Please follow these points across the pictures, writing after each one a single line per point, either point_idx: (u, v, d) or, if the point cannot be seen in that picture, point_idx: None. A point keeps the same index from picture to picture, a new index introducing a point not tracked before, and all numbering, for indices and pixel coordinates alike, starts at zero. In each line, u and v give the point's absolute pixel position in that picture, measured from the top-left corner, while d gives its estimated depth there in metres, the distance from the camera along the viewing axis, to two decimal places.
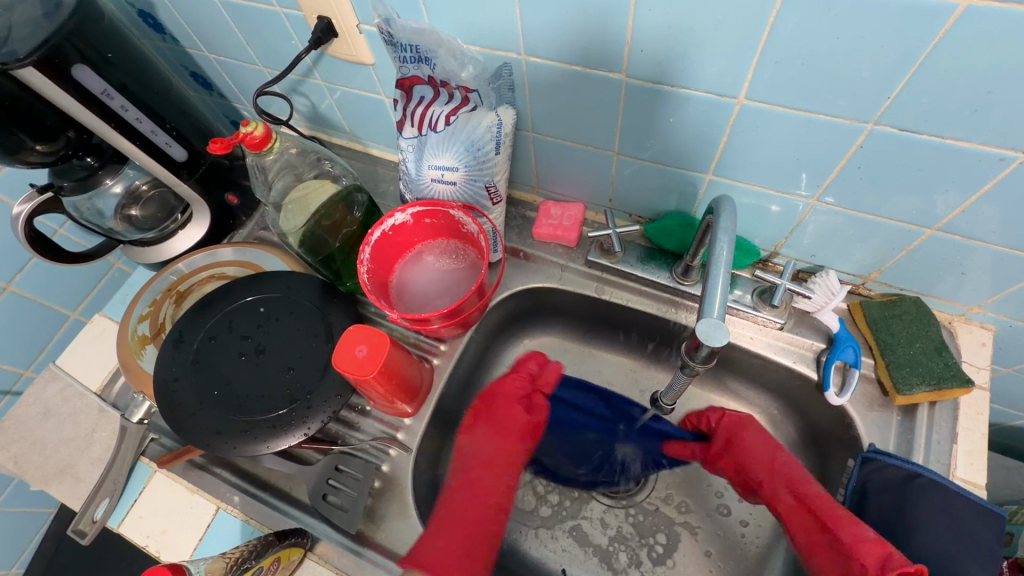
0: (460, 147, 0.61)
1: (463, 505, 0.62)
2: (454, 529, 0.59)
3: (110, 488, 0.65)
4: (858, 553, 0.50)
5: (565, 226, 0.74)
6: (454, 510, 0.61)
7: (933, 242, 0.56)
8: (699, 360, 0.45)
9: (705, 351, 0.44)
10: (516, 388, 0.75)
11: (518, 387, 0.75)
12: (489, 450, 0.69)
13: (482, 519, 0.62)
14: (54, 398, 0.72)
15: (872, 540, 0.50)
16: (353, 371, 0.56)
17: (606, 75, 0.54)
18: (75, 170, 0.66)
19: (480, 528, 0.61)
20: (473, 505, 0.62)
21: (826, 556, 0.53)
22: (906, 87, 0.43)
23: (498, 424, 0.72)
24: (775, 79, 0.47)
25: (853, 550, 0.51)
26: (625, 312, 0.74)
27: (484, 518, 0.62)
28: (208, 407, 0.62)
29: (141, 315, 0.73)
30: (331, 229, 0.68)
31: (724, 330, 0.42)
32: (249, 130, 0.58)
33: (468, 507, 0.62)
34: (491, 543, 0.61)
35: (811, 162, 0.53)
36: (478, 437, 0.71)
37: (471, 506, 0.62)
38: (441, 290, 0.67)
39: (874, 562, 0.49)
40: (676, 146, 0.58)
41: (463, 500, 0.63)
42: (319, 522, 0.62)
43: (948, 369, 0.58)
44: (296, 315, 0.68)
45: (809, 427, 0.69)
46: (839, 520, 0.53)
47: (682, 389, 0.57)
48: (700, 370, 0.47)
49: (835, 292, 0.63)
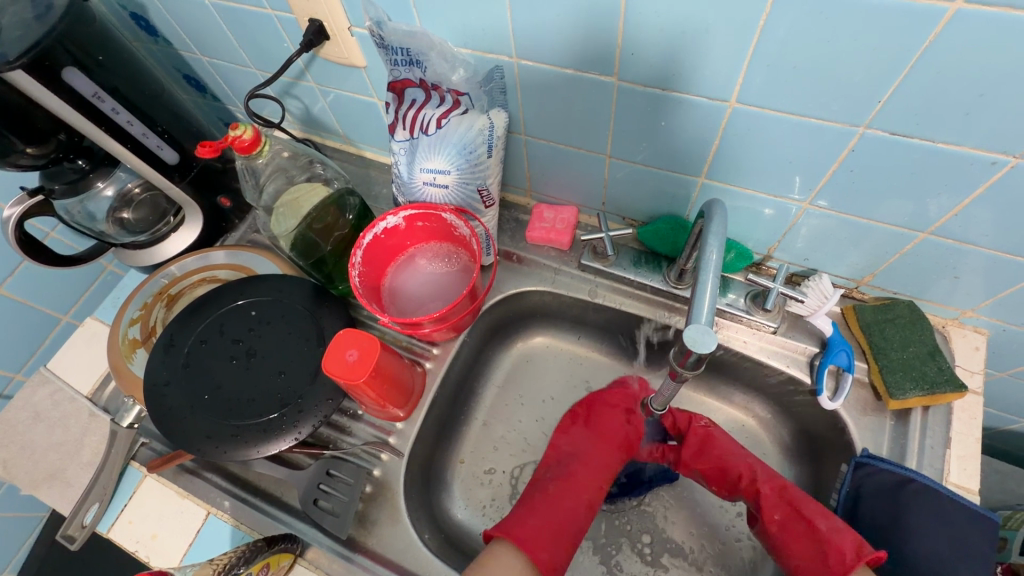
0: (452, 149, 0.60)
1: (559, 497, 0.60)
2: (544, 520, 0.58)
3: (100, 493, 0.64)
4: (831, 546, 0.52)
5: (558, 229, 0.73)
6: (547, 502, 0.60)
7: (926, 245, 0.55)
8: (689, 366, 0.45)
9: (695, 357, 0.44)
10: (615, 402, 0.69)
11: (614, 401, 0.69)
12: (582, 453, 0.65)
13: (580, 506, 0.61)
14: (44, 401, 0.72)
15: (840, 530, 0.53)
16: (344, 376, 0.55)
17: (598, 78, 0.53)
18: (65, 173, 0.65)
19: (567, 524, 0.59)
20: (568, 508, 0.60)
21: (800, 548, 0.55)
22: (897, 91, 0.43)
23: (602, 429, 0.67)
24: (767, 82, 0.47)
25: (825, 543, 0.53)
26: (619, 315, 0.74)
27: (581, 509, 0.60)
28: (199, 411, 0.62)
29: (132, 318, 0.73)
30: (323, 232, 0.68)
31: (712, 336, 0.42)
32: (238, 133, 0.58)
33: (563, 496, 0.61)
34: (574, 540, 0.58)
35: (803, 166, 0.53)
36: (577, 437, 0.67)
37: (561, 502, 0.60)
38: (433, 293, 0.67)
39: (840, 557, 0.51)
40: (669, 150, 0.58)
41: (565, 490, 0.61)
42: (310, 527, 0.61)
43: (941, 373, 0.58)
44: (287, 318, 0.68)
45: (803, 431, 0.69)
46: (815, 512, 0.55)
47: (671, 394, 0.57)
48: (691, 377, 0.47)
49: (829, 295, 0.61)
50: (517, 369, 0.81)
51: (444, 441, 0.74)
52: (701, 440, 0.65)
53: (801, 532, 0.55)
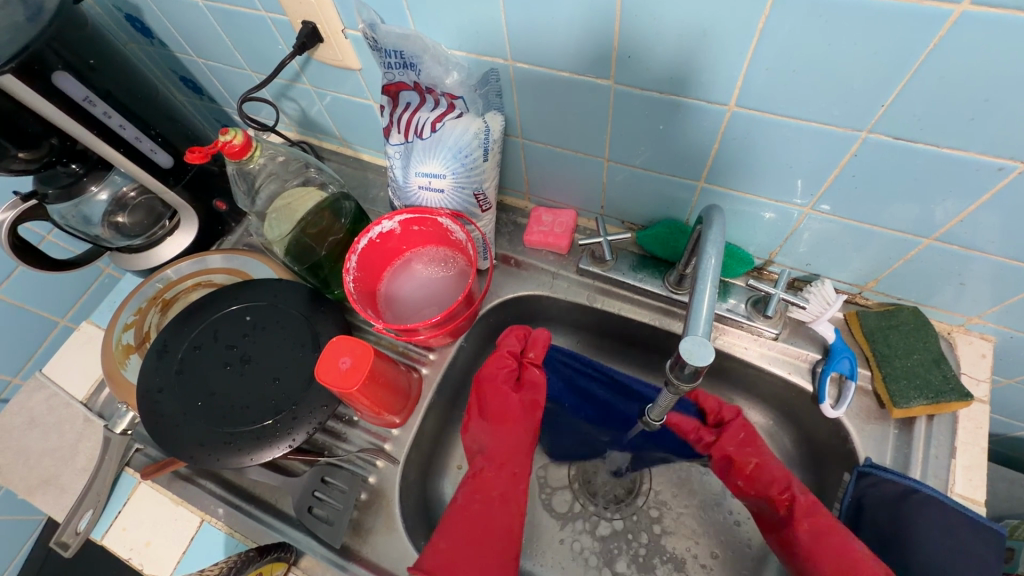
0: (447, 153, 0.60)
1: (479, 506, 0.57)
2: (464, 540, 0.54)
3: (95, 498, 0.64)
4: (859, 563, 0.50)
5: (556, 233, 0.72)
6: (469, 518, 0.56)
7: (931, 251, 0.54)
8: (684, 377, 0.44)
9: (690, 368, 0.42)
10: (502, 364, 0.67)
11: (497, 370, 0.67)
12: (495, 444, 0.62)
13: (506, 513, 0.58)
14: (40, 407, 0.71)
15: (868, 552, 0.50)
16: (337, 384, 0.55)
17: (594, 81, 0.52)
18: (59, 177, 0.65)
19: (495, 532, 0.56)
20: (489, 513, 0.57)
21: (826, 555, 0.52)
22: (901, 95, 0.42)
23: (495, 423, 0.64)
24: (767, 85, 0.46)
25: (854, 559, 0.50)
26: (617, 320, 0.73)
27: (507, 513, 0.58)
28: (192, 418, 0.61)
29: (126, 323, 0.72)
30: (318, 237, 0.67)
31: (708, 347, 0.40)
32: (229, 138, 0.57)
33: (485, 507, 0.57)
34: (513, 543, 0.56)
35: (804, 170, 0.52)
36: (479, 428, 0.65)
37: (486, 507, 0.57)
38: (429, 299, 0.66)
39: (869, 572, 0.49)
40: (667, 154, 0.57)
41: (480, 499, 0.58)
42: (304, 535, 0.60)
43: (946, 381, 0.57)
44: (282, 324, 0.67)
45: (805, 439, 0.68)
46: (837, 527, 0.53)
47: (670, 402, 0.54)
48: (686, 389, 0.46)
49: (831, 301, 0.60)
50: None
51: (440, 447, 0.73)
52: (745, 432, 0.61)
53: (834, 545, 0.52)
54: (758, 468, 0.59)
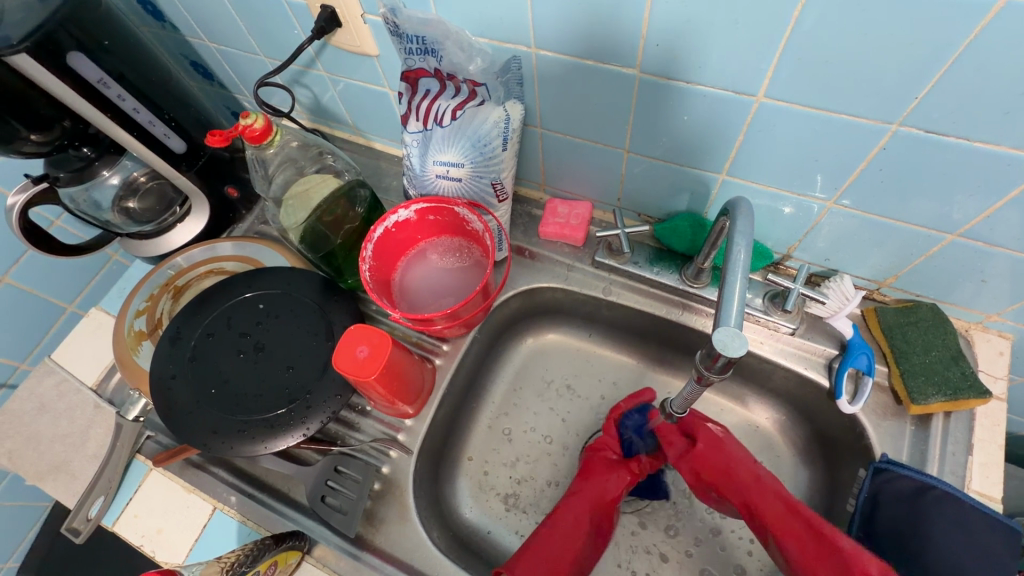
0: (466, 142, 0.59)
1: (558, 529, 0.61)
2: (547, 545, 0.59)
3: (106, 485, 0.63)
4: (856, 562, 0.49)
5: (573, 225, 0.72)
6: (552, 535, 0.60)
7: (954, 248, 0.54)
8: (715, 371, 0.43)
9: (721, 362, 0.42)
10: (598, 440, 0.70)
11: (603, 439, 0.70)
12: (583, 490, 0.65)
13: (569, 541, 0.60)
14: (49, 392, 0.71)
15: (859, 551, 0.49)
16: (353, 372, 0.54)
17: (620, 70, 0.52)
18: (70, 161, 0.64)
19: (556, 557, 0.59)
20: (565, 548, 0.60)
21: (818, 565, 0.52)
22: (936, 87, 0.41)
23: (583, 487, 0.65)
24: (797, 77, 0.45)
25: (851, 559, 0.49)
26: (632, 313, 0.72)
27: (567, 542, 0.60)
28: (206, 405, 0.61)
29: (138, 310, 0.72)
30: (333, 224, 0.66)
31: (742, 339, 0.40)
32: (249, 122, 0.56)
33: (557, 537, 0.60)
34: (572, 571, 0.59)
35: (828, 164, 0.51)
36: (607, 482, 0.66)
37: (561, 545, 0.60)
38: (445, 288, 0.66)
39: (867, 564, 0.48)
40: (688, 145, 0.57)
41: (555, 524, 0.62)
42: (318, 525, 0.60)
43: (965, 378, 0.57)
44: (296, 312, 0.67)
45: (818, 434, 0.68)
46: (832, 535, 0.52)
47: (692, 396, 0.54)
48: (716, 381, 0.45)
49: (850, 296, 0.60)
50: (527, 366, 0.80)
51: (451, 439, 0.73)
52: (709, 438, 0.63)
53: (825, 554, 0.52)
54: (728, 475, 0.61)
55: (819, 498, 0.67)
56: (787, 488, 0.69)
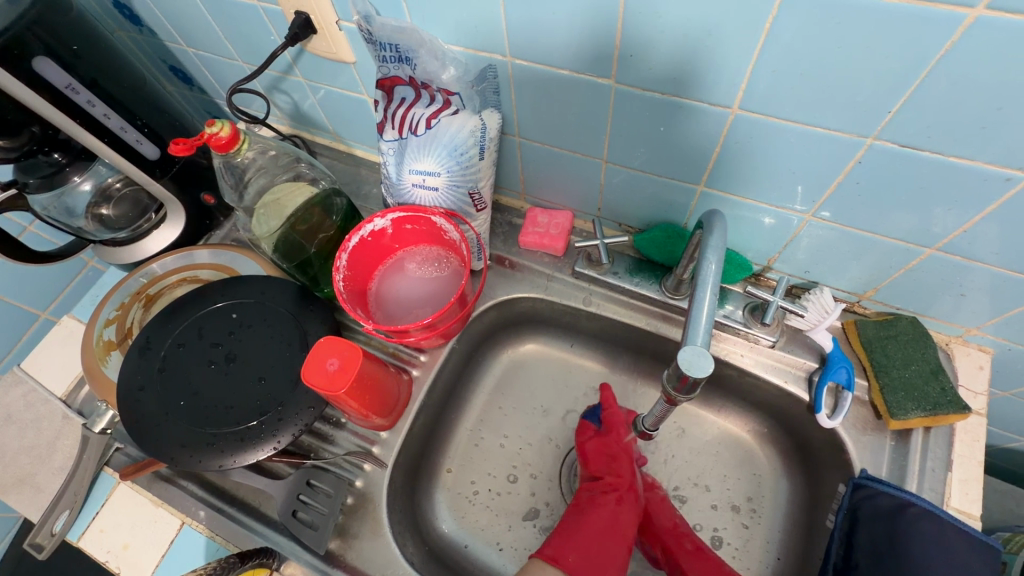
0: (442, 151, 0.58)
1: (590, 523, 0.60)
2: (584, 544, 0.58)
3: (70, 500, 0.62)
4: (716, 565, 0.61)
5: (552, 235, 0.71)
6: (586, 529, 0.59)
7: (933, 261, 0.53)
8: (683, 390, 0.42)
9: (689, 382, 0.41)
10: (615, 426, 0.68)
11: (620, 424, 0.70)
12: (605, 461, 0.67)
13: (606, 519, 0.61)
14: (17, 403, 0.69)
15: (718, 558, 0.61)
16: (323, 386, 0.53)
17: (594, 80, 0.51)
18: (41, 167, 0.63)
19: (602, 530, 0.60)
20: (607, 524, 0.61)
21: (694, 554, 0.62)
22: (909, 101, 0.41)
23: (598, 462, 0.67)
24: (771, 89, 0.45)
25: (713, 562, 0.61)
26: (613, 324, 0.71)
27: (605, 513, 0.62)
28: (174, 418, 0.59)
29: (108, 319, 0.70)
30: (308, 233, 0.65)
31: (708, 358, 0.38)
32: (215, 130, 0.54)
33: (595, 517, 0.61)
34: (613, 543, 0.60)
35: (804, 176, 0.51)
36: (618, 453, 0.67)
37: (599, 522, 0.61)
38: (420, 299, 0.65)
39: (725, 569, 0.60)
40: (667, 156, 0.56)
41: (584, 518, 0.61)
42: (287, 540, 0.59)
43: (944, 394, 0.56)
44: (269, 321, 0.65)
45: (799, 448, 0.67)
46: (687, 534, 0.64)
47: (662, 414, 0.54)
48: (682, 400, 0.44)
49: (830, 310, 0.59)
50: (507, 376, 0.79)
51: (429, 451, 0.72)
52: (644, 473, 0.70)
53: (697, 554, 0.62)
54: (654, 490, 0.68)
55: (799, 512, 0.66)
56: (768, 501, 0.68)
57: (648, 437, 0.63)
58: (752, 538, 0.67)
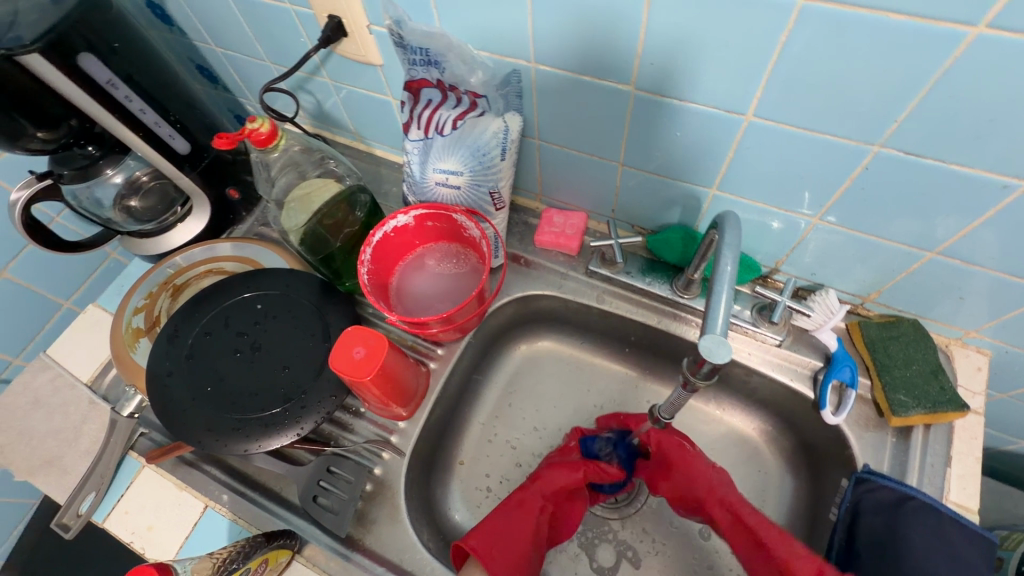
0: (466, 151, 0.61)
1: (519, 523, 0.60)
2: (505, 545, 0.58)
3: (98, 481, 0.64)
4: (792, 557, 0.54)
5: (567, 235, 0.73)
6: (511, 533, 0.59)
7: (934, 265, 0.56)
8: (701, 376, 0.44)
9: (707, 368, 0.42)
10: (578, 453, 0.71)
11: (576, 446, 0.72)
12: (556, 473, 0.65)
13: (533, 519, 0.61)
14: (44, 388, 0.71)
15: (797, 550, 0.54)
16: (349, 372, 0.55)
17: (615, 86, 0.54)
18: (75, 159, 0.65)
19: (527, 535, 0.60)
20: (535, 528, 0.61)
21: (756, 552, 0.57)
22: (914, 112, 0.43)
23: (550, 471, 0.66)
24: (784, 98, 0.47)
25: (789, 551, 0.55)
26: (624, 322, 0.74)
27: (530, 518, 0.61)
28: (201, 403, 0.61)
29: (137, 307, 0.72)
30: (333, 228, 0.67)
31: (726, 347, 0.41)
32: (255, 126, 0.56)
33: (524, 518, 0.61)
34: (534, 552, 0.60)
35: (813, 181, 0.53)
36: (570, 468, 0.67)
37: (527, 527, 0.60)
38: (439, 295, 0.67)
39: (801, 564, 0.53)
40: (682, 160, 0.58)
41: (514, 518, 0.60)
42: (309, 524, 0.61)
43: (943, 393, 0.58)
44: (293, 312, 0.68)
45: (803, 445, 0.69)
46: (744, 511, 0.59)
47: (680, 402, 0.56)
48: (700, 385, 0.46)
49: (834, 310, 0.62)
50: (520, 372, 0.82)
51: (443, 443, 0.74)
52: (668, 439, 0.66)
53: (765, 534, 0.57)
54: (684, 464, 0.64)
55: (802, 507, 0.68)
56: (771, 495, 0.70)
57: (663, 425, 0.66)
58: None
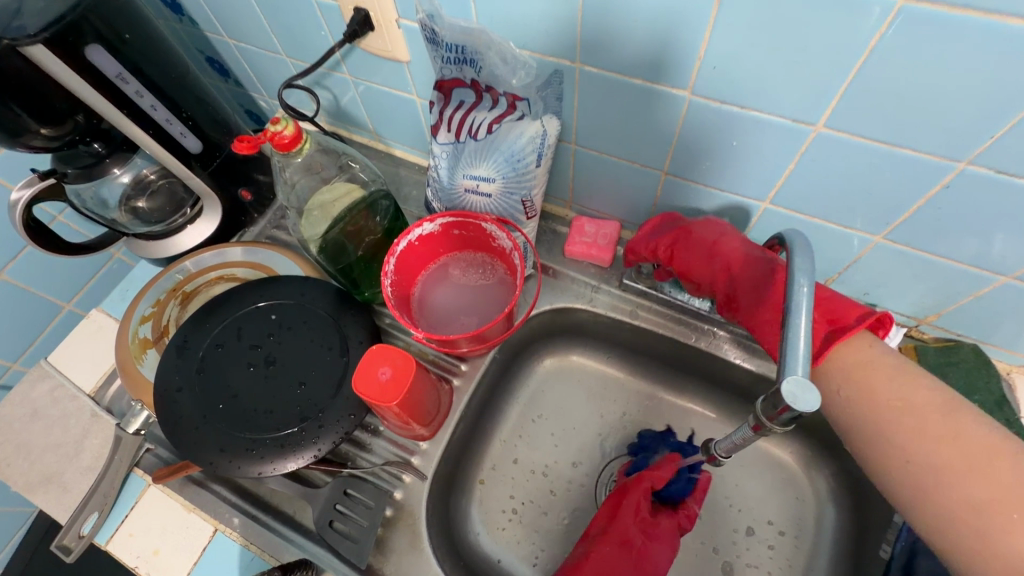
0: (499, 157, 0.57)
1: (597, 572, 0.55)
2: None
3: (100, 502, 0.60)
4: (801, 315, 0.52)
5: (600, 245, 0.70)
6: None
7: (1006, 290, 0.52)
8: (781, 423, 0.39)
9: (792, 415, 0.37)
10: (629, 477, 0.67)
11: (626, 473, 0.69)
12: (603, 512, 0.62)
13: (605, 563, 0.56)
14: (44, 399, 0.67)
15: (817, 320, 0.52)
16: (373, 395, 0.51)
17: (670, 91, 0.49)
18: (80, 157, 0.61)
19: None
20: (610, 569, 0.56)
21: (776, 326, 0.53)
22: (1014, 128, 0.39)
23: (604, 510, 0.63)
24: (861, 108, 0.43)
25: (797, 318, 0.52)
26: (658, 338, 0.70)
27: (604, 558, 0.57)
28: (213, 421, 0.58)
29: (143, 316, 0.68)
30: (354, 235, 0.63)
31: (815, 392, 0.35)
32: (278, 130, 0.52)
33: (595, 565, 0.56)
34: None
35: (880, 198, 0.49)
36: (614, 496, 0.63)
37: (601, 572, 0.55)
38: (464, 308, 0.63)
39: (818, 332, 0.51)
40: (733, 171, 0.54)
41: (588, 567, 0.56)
42: (325, 552, 0.57)
43: (1009, 426, 0.56)
44: (309, 324, 0.64)
45: (846, 473, 0.66)
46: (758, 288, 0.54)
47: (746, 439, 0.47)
48: (776, 433, 0.40)
49: (891, 336, 0.60)
50: (544, 386, 0.78)
51: (464, 461, 0.70)
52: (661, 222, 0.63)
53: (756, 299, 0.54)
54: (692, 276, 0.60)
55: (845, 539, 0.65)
56: (812, 524, 0.67)
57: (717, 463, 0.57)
58: (793, 564, 0.65)
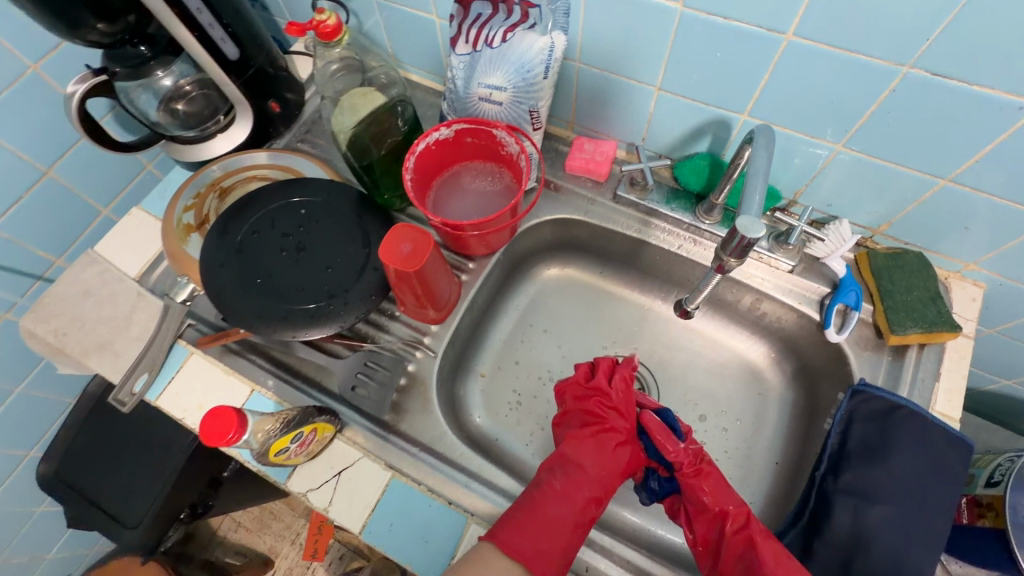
0: (510, 67, 0.61)
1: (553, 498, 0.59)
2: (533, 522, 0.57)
3: (150, 363, 0.69)
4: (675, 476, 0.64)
5: (597, 161, 0.77)
6: (542, 506, 0.58)
7: (945, 194, 0.60)
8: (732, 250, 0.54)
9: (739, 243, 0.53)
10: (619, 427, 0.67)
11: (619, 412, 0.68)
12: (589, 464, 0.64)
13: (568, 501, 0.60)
14: (93, 279, 0.73)
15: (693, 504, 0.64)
16: (396, 264, 0.59)
17: (664, 3, 0.56)
18: (129, 56, 0.68)
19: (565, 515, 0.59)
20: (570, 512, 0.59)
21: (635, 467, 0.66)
22: (947, 29, 0.46)
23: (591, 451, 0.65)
24: (825, 17, 0.50)
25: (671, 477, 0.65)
26: (648, 248, 0.78)
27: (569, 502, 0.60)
28: (252, 292, 0.66)
29: (186, 205, 0.77)
30: (377, 137, 0.71)
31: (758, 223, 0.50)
32: (322, 19, 0.61)
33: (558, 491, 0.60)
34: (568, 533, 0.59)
35: (839, 107, 0.57)
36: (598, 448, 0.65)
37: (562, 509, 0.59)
38: (477, 210, 0.71)
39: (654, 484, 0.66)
40: (717, 82, 0.61)
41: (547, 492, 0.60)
42: (347, 409, 0.66)
43: (939, 315, 0.63)
44: (335, 218, 0.71)
45: (804, 368, 0.75)
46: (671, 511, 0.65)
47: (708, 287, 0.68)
48: (729, 261, 0.57)
49: (846, 238, 0.67)
50: (541, 295, 0.86)
51: (468, 352, 0.79)
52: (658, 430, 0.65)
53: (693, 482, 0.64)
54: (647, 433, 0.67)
55: (799, 423, 0.74)
56: (771, 413, 0.76)
57: (686, 316, 0.81)
58: (754, 444, 0.75)
